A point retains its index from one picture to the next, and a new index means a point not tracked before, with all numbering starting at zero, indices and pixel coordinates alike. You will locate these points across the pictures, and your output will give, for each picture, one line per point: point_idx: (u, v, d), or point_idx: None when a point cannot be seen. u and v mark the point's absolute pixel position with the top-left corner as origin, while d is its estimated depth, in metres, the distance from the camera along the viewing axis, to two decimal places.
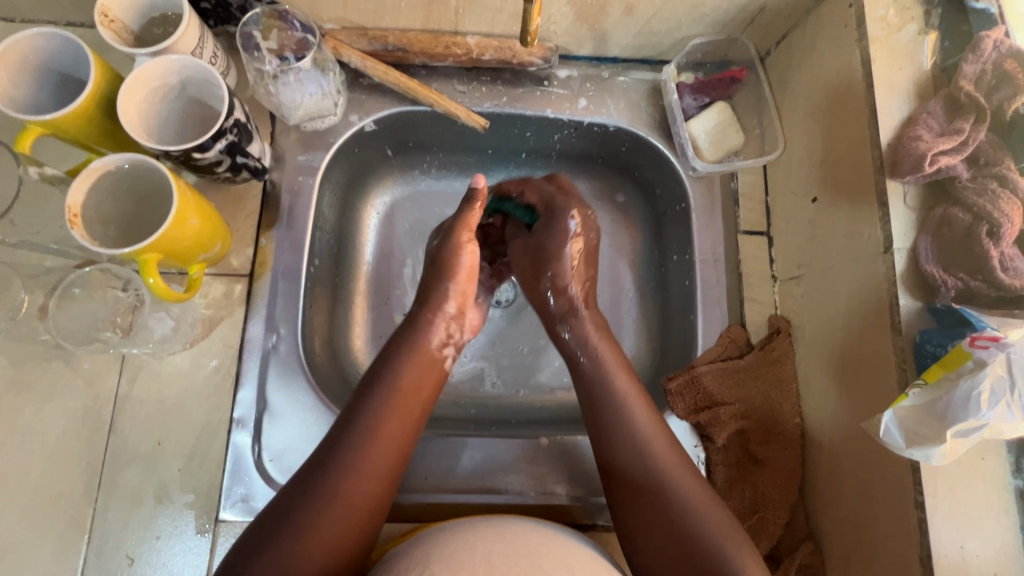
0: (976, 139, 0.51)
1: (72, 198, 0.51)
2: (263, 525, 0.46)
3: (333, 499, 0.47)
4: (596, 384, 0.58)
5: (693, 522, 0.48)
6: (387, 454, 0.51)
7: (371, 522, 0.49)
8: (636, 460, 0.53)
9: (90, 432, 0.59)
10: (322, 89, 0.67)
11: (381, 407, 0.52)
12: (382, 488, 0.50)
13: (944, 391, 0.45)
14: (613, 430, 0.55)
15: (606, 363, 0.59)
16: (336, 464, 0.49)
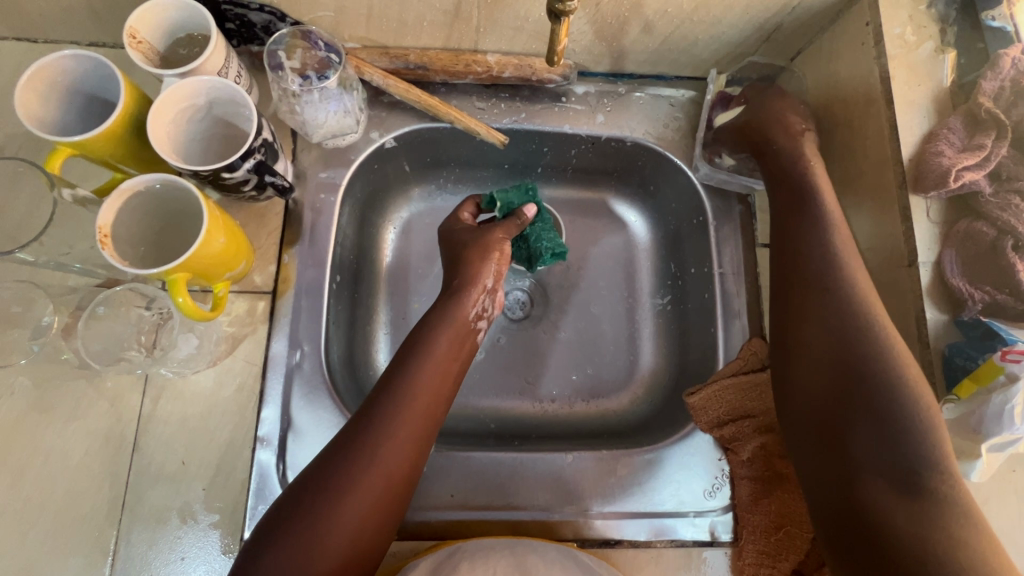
0: (998, 154, 0.51)
1: (103, 219, 0.51)
2: (300, 492, 0.48)
3: (371, 465, 0.48)
4: (816, 242, 0.56)
5: (887, 381, 0.47)
6: (422, 418, 0.52)
7: (405, 489, 0.50)
8: (835, 312, 0.52)
9: (114, 452, 0.59)
10: (344, 107, 0.67)
11: (419, 373, 0.54)
12: (417, 454, 0.51)
13: (977, 404, 0.47)
14: (826, 297, 0.53)
15: (835, 233, 0.56)
16: (371, 431, 0.50)
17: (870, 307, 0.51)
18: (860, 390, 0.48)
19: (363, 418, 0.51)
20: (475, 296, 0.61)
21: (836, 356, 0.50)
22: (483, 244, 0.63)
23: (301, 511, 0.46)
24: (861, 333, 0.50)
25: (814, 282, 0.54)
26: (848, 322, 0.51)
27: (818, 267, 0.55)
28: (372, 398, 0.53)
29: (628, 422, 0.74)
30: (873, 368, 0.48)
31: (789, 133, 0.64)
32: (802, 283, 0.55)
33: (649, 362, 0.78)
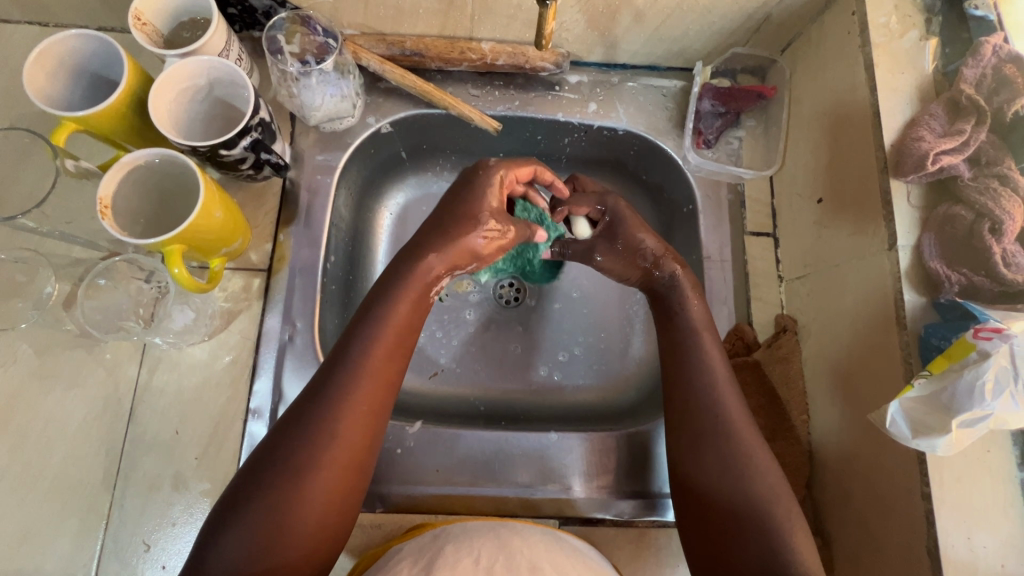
0: (978, 139, 0.52)
1: (104, 190, 0.53)
2: (257, 475, 0.47)
3: (328, 445, 0.48)
4: (690, 353, 0.57)
5: (752, 481, 0.50)
6: (374, 395, 0.51)
7: (358, 468, 0.49)
8: (705, 412, 0.54)
9: (111, 420, 0.61)
10: (341, 92, 0.69)
11: (370, 350, 0.52)
12: (372, 427, 0.51)
13: (949, 380, 0.46)
14: (696, 404, 0.55)
15: (705, 340, 0.58)
16: (325, 412, 0.49)
17: (734, 412, 0.54)
18: (732, 488, 0.50)
19: (308, 398, 0.50)
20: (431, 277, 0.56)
21: (706, 455, 0.52)
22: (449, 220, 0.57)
23: (256, 493, 0.45)
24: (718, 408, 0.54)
25: (686, 388, 0.56)
26: (717, 427, 0.53)
27: (690, 354, 0.57)
28: (317, 378, 0.51)
29: (615, 407, 0.75)
30: (735, 469, 0.51)
31: (640, 250, 0.62)
32: (679, 387, 0.56)
33: (638, 350, 0.79)
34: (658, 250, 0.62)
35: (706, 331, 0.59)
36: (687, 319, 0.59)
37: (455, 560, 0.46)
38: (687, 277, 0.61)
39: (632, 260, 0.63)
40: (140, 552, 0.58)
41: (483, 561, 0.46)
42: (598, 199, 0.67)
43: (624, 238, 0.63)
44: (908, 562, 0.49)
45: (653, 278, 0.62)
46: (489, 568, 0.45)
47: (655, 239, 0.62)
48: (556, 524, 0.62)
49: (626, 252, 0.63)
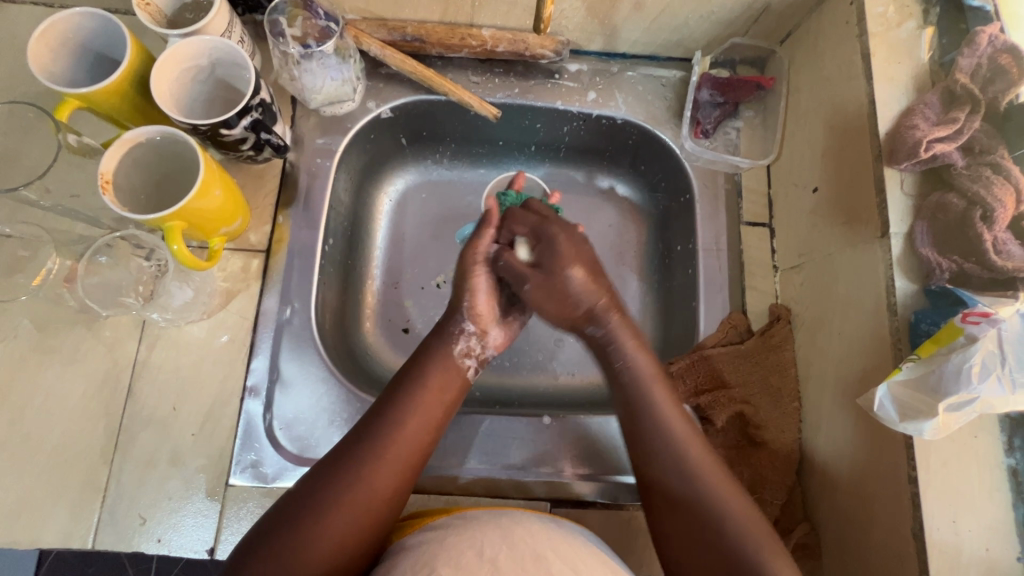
0: (971, 128, 0.52)
1: (105, 165, 0.54)
2: (287, 507, 0.47)
3: (356, 484, 0.48)
4: (645, 415, 0.55)
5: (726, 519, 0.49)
6: (409, 446, 0.51)
7: (389, 515, 0.49)
8: (671, 476, 0.51)
9: (109, 396, 0.62)
10: (342, 76, 0.69)
11: (410, 401, 0.53)
12: (402, 480, 0.50)
13: (937, 364, 0.46)
14: (656, 447, 0.53)
15: (650, 387, 0.56)
16: (359, 454, 0.49)
17: (693, 454, 0.52)
18: (709, 531, 0.48)
19: (348, 439, 0.51)
20: (457, 337, 0.60)
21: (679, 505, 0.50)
22: (460, 293, 0.62)
23: (280, 527, 0.46)
24: (688, 472, 0.51)
25: (637, 431, 0.54)
26: (681, 473, 0.51)
27: (643, 415, 0.55)
28: (361, 422, 0.53)
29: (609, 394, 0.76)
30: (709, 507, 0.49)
31: (575, 303, 0.60)
32: (634, 429, 0.55)
33: None
34: (602, 308, 0.60)
35: (650, 379, 0.57)
36: (629, 370, 0.57)
37: (458, 554, 0.45)
38: (621, 321, 0.60)
39: (557, 314, 0.61)
40: (136, 526, 0.58)
41: (487, 551, 0.45)
42: (538, 220, 0.63)
43: (549, 290, 0.60)
44: (894, 546, 0.49)
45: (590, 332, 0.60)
46: (493, 558, 0.44)
47: (587, 289, 0.60)
48: (547, 506, 0.63)
49: (556, 303, 0.60)
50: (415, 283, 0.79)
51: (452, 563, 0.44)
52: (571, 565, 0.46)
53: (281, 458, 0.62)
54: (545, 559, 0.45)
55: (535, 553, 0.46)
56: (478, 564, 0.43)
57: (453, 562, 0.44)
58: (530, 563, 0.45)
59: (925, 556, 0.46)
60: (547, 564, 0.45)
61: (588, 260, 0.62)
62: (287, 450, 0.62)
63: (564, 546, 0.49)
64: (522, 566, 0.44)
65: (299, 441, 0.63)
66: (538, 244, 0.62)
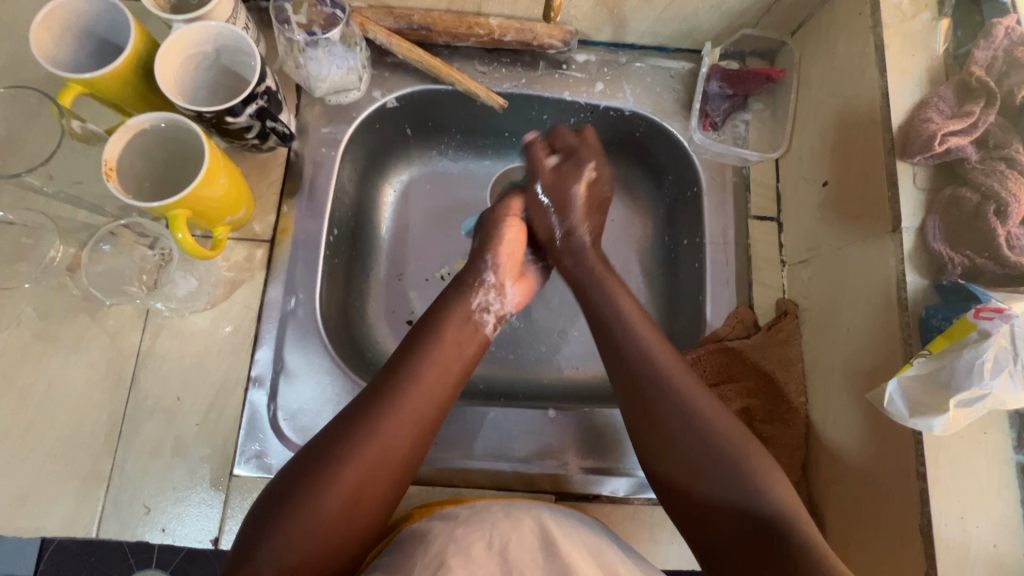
0: (986, 121, 0.52)
1: (109, 152, 0.53)
2: (308, 459, 0.49)
3: (375, 438, 0.49)
4: (616, 327, 0.59)
5: (732, 452, 0.50)
6: (426, 403, 0.53)
7: (407, 466, 0.51)
8: (644, 368, 0.55)
9: (113, 385, 0.61)
10: (348, 64, 0.68)
11: (426, 361, 0.55)
12: (421, 437, 0.52)
13: (948, 360, 0.46)
14: (635, 360, 0.55)
15: (648, 343, 0.57)
16: (377, 410, 0.51)
17: (683, 387, 0.53)
18: (723, 474, 0.49)
19: (369, 397, 0.52)
20: (476, 291, 0.62)
21: (687, 454, 0.50)
22: (496, 216, 0.67)
23: (301, 481, 0.48)
24: (655, 367, 0.55)
25: (613, 342, 0.58)
26: (684, 422, 0.51)
27: (610, 318, 0.59)
28: (380, 378, 0.54)
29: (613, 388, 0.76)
30: (717, 443, 0.50)
31: (568, 208, 0.66)
32: (624, 364, 0.56)
33: None
34: (582, 238, 0.66)
35: (634, 315, 0.59)
36: (611, 305, 0.60)
37: (466, 546, 0.47)
38: (594, 251, 0.66)
39: (543, 215, 0.67)
40: (140, 515, 0.58)
41: (496, 543, 0.47)
42: (578, 142, 0.68)
43: (558, 186, 0.66)
44: (899, 543, 0.49)
45: (561, 243, 0.66)
46: (502, 550, 0.47)
47: (585, 213, 0.66)
48: (552, 498, 0.63)
49: (546, 207, 0.67)
50: (420, 275, 0.79)
51: (462, 556, 0.45)
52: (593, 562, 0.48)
53: (285, 449, 0.61)
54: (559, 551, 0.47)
55: (544, 539, 0.48)
56: (488, 558, 0.46)
57: (465, 559, 0.45)
58: (540, 553, 0.47)
59: (932, 552, 0.46)
60: (557, 551, 0.47)
61: (592, 199, 0.67)
62: (292, 440, 0.62)
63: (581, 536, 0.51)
64: (532, 557, 0.47)
65: (302, 432, 0.62)
66: (572, 160, 0.67)
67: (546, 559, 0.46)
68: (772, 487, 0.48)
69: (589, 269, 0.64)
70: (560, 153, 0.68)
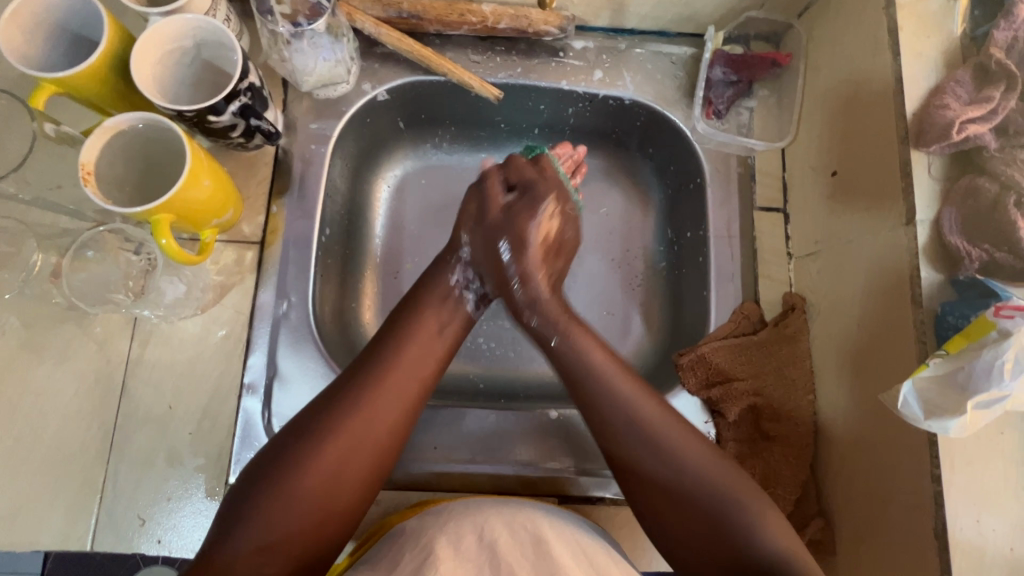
0: (1006, 107, 0.50)
1: (86, 156, 0.51)
2: (289, 437, 0.48)
3: (359, 416, 0.48)
4: (570, 360, 0.56)
5: (702, 496, 0.49)
6: (409, 383, 0.52)
7: (392, 446, 0.50)
8: (602, 412, 0.53)
9: (102, 394, 0.60)
10: (335, 55, 0.65)
11: (406, 341, 0.54)
12: (405, 416, 0.51)
13: (966, 360, 0.45)
14: (590, 387, 0.54)
15: (607, 373, 0.54)
16: (361, 389, 0.50)
17: (646, 413, 0.52)
18: (683, 480, 0.49)
19: (351, 374, 0.52)
20: (454, 266, 0.61)
21: (652, 470, 0.50)
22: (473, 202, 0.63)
23: (281, 457, 0.46)
24: (612, 398, 0.53)
25: (575, 376, 0.55)
26: (639, 433, 0.51)
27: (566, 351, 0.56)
28: (363, 356, 0.53)
29: None
30: (691, 480, 0.49)
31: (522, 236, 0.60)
32: (578, 389, 0.55)
33: (641, 327, 0.76)
34: (539, 287, 0.60)
35: (578, 322, 0.58)
36: (567, 353, 0.56)
37: (456, 538, 0.44)
38: (553, 300, 0.60)
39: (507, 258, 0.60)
40: (135, 527, 0.57)
41: (487, 537, 0.45)
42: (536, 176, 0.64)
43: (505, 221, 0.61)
44: (911, 548, 0.48)
45: (519, 296, 0.60)
46: (493, 544, 0.44)
47: (541, 256, 0.61)
48: (555, 501, 0.62)
49: (500, 245, 0.61)
50: (415, 273, 0.76)
51: (451, 547, 0.44)
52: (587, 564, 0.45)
53: None
54: (546, 546, 0.44)
55: (534, 537, 0.45)
56: (476, 553, 0.44)
57: (454, 551, 0.43)
58: (530, 551, 0.44)
59: (947, 556, 0.45)
60: (546, 549, 0.44)
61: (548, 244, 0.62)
62: None
63: (577, 535, 0.48)
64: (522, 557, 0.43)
65: None
66: (527, 198, 0.62)
67: (536, 558, 0.43)
68: (765, 526, 0.47)
69: (553, 322, 0.59)
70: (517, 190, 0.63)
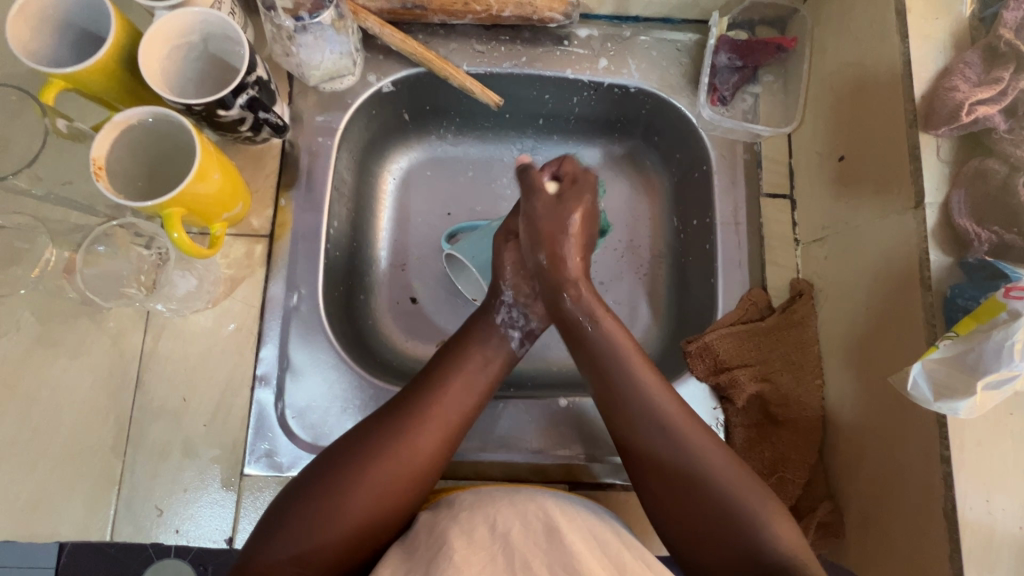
0: (1016, 88, 0.49)
1: (96, 150, 0.51)
2: (331, 458, 0.49)
3: (399, 444, 0.49)
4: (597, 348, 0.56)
5: (734, 503, 0.48)
6: (446, 418, 0.52)
7: (428, 475, 0.50)
8: (630, 400, 0.53)
9: (117, 389, 0.60)
10: (341, 49, 0.65)
11: (450, 374, 0.54)
12: (442, 447, 0.51)
13: (976, 342, 0.45)
14: (623, 391, 0.53)
15: (632, 364, 0.55)
16: (402, 418, 0.50)
17: (681, 425, 0.51)
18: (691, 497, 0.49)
19: (395, 404, 0.52)
20: (498, 308, 0.61)
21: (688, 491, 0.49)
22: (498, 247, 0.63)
23: (323, 476, 0.47)
24: (638, 392, 0.53)
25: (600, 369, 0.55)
26: (666, 434, 0.51)
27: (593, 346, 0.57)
28: (405, 390, 0.53)
29: None
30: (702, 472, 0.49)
31: (558, 243, 0.59)
32: (606, 382, 0.55)
33: (647, 316, 0.76)
34: (575, 269, 0.60)
35: (620, 335, 0.57)
36: (603, 336, 0.57)
37: (470, 529, 0.44)
38: (591, 291, 0.60)
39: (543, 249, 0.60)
40: (153, 517, 0.58)
41: (500, 527, 0.44)
42: (580, 173, 0.62)
43: (550, 212, 0.60)
44: (920, 525, 0.48)
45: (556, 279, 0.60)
46: (505, 534, 0.43)
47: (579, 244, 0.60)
48: (567, 487, 0.63)
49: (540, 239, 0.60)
50: (423, 265, 0.77)
51: (465, 538, 0.43)
52: (603, 550, 0.44)
53: (295, 447, 0.61)
54: (559, 535, 0.43)
55: (548, 528, 0.44)
56: (490, 542, 0.42)
57: (466, 540, 0.43)
58: (544, 539, 0.43)
59: (957, 536, 0.45)
60: (560, 537, 0.43)
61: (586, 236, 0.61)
62: (301, 438, 0.61)
63: (591, 527, 0.47)
64: (536, 544, 0.42)
65: (311, 430, 0.61)
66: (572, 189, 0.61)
67: (549, 547, 0.42)
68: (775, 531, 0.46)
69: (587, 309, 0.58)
70: (560, 181, 0.62)
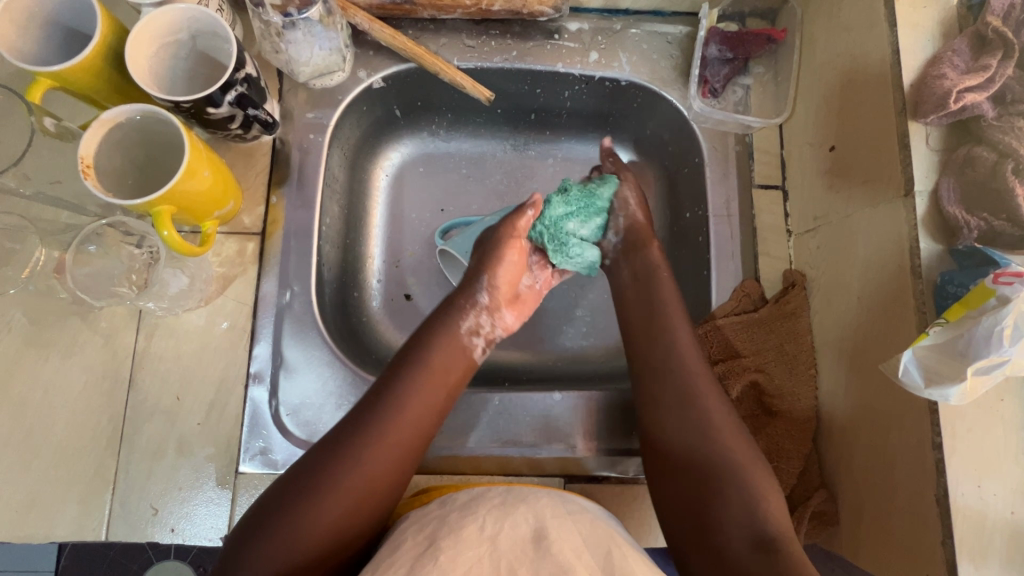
0: (1004, 75, 0.50)
1: (84, 149, 0.51)
2: (292, 481, 0.47)
3: (357, 463, 0.48)
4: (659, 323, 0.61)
5: (756, 493, 0.48)
6: (406, 433, 0.51)
7: (389, 491, 0.49)
8: (675, 373, 0.57)
9: (111, 389, 0.60)
10: (331, 45, 0.65)
11: (411, 387, 0.53)
12: (400, 462, 0.50)
13: (966, 328, 0.45)
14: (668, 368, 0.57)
15: (676, 325, 0.60)
16: (362, 437, 0.49)
17: (704, 388, 0.55)
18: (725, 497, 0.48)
19: (353, 421, 0.50)
20: (467, 313, 0.60)
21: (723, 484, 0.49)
22: (499, 238, 0.63)
23: (285, 500, 0.46)
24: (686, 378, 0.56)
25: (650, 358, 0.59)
26: (697, 414, 0.54)
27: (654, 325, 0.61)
28: (363, 404, 0.52)
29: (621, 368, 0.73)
30: (723, 461, 0.50)
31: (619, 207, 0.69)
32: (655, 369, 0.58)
33: None
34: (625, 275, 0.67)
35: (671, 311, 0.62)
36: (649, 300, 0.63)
37: (460, 529, 0.44)
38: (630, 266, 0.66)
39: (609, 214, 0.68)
40: (147, 517, 0.58)
41: (489, 530, 0.44)
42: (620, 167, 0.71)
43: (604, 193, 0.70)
44: (915, 512, 0.48)
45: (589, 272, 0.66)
46: (494, 536, 0.43)
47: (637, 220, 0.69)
48: (561, 482, 0.63)
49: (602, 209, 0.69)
50: (416, 261, 0.77)
51: (454, 539, 0.43)
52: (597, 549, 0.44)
53: (290, 444, 0.61)
54: (546, 538, 0.43)
55: (537, 528, 0.44)
56: (478, 543, 0.42)
57: (454, 540, 0.43)
58: (531, 541, 0.43)
59: (949, 521, 0.45)
60: (549, 540, 0.43)
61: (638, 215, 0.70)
62: (296, 435, 0.61)
63: (593, 525, 0.47)
64: (522, 550, 0.42)
65: (306, 427, 0.61)
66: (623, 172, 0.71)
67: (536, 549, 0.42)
68: (770, 495, 0.48)
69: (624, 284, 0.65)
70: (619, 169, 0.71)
